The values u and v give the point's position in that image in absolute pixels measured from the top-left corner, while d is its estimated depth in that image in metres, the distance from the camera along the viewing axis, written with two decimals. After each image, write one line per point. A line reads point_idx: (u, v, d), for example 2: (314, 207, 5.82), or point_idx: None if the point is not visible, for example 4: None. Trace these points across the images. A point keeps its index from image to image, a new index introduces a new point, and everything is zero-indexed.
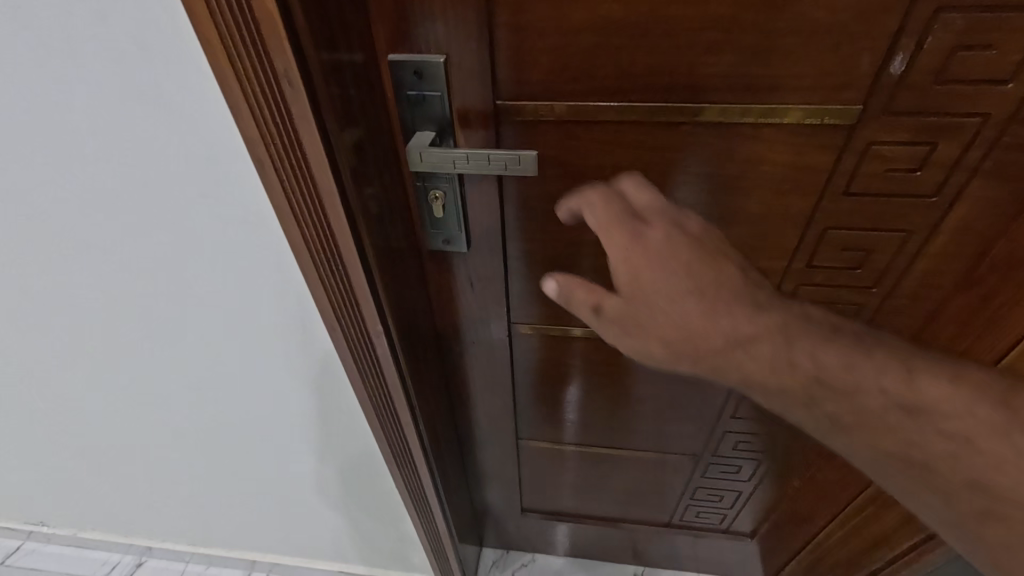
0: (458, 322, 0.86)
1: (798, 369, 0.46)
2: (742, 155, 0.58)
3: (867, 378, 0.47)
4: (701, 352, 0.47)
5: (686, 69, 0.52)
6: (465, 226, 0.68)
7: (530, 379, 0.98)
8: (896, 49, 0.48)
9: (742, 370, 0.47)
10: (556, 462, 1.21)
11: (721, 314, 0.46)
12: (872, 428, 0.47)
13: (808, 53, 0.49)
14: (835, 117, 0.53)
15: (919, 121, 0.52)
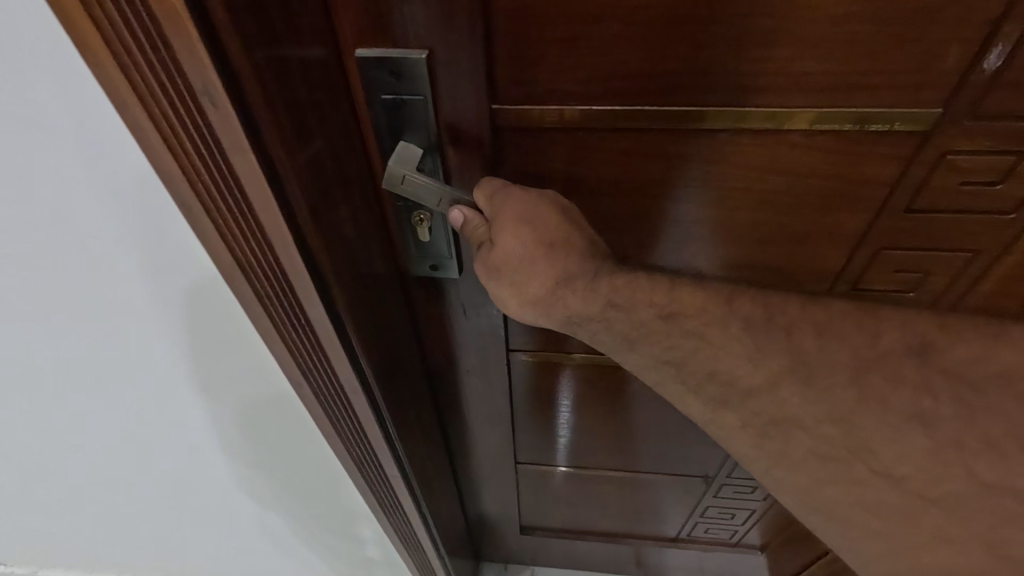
0: (450, 350, 0.76)
1: (596, 299, 0.44)
2: (789, 167, 0.48)
3: (641, 298, 0.44)
4: (537, 298, 0.45)
5: (729, 65, 0.42)
6: (456, 250, 0.57)
7: (532, 405, 0.89)
8: (996, 40, 0.38)
9: (571, 312, 0.46)
10: (558, 485, 1.14)
11: (560, 259, 0.43)
12: (652, 354, 0.48)
13: (884, 44, 0.40)
14: (906, 123, 0.44)
15: (1010, 126, 0.43)
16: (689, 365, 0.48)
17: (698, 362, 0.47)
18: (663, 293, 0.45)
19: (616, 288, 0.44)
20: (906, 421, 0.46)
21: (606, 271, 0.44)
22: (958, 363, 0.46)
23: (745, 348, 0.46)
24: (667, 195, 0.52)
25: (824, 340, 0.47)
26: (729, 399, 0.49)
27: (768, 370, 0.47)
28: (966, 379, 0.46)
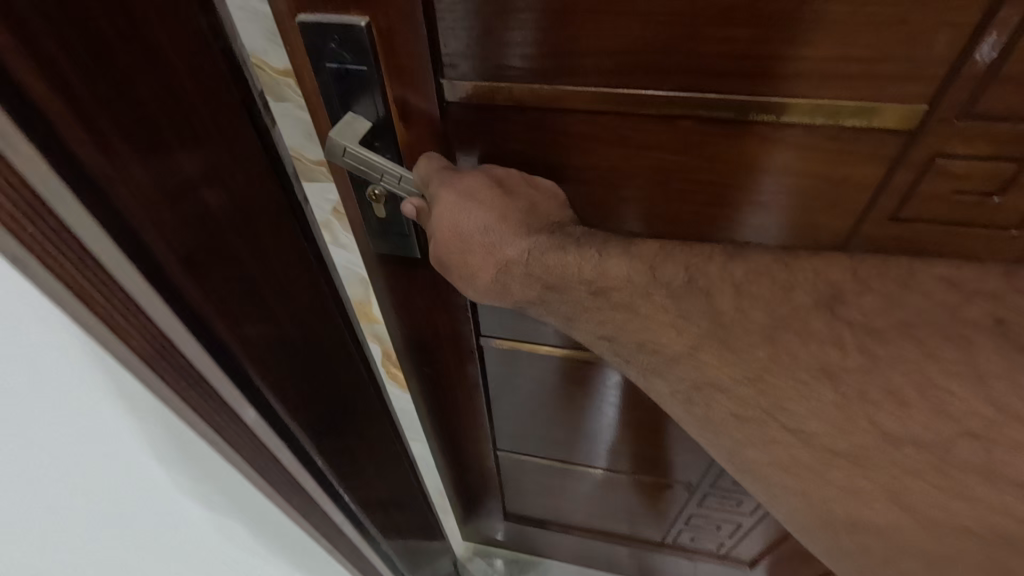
0: (459, 320, 0.68)
1: (533, 281, 0.44)
2: (760, 163, 0.44)
3: (570, 270, 0.42)
4: (482, 281, 0.45)
5: (688, 46, 0.39)
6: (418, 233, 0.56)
7: (554, 395, 0.82)
8: (992, 28, 0.33)
9: (514, 296, 0.45)
10: (556, 475, 1.08)
11: (498, 244, 0.43)
12: (588, 325, 0.44)
13: (861, 28, 0.35)
14: (890, 120, 0.39)
15: (1011, 129, 0.38)
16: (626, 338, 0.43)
17: (623, 326, 0.42)
18: (592, 261, 0.42)
19: (550, 264, 0.42)
20: (812, 376, 0.36)
21: (541, 250, 0.43)
22: (874, 313, 0.36)
23: (659, 308, 0.41)
24: (631, 184, 0.49)
25: (733, 293, 0.39)
26: (652, 363, 0.42)
27: (683, 329, 0.40)
28: (873, 329, 0.35)
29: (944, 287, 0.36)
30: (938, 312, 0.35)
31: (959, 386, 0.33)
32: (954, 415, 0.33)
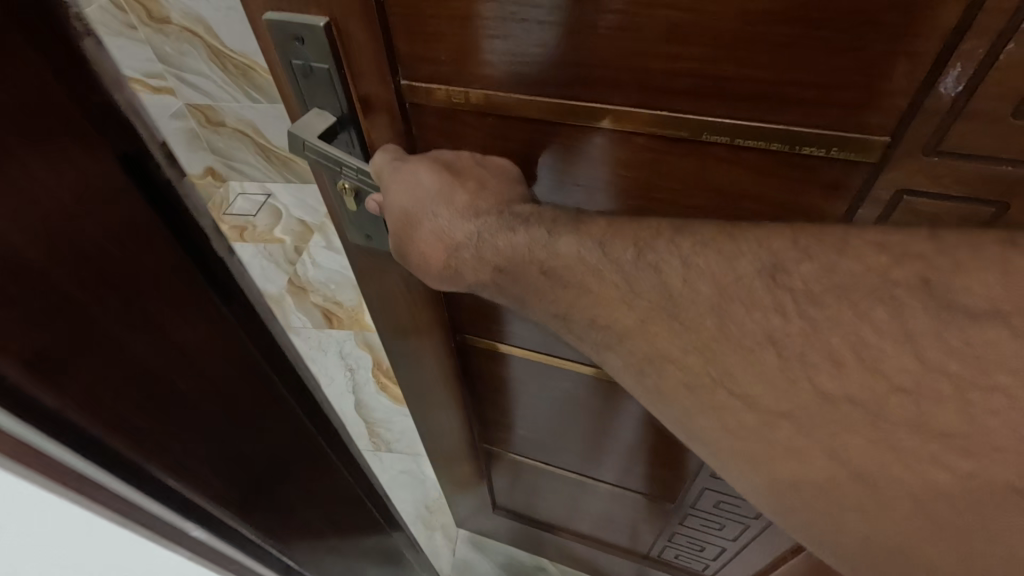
0: (493, 308, 0.68)
1: (485, 265, 0.41)
2: (709, 180, 0.47)
3: (523, 255, 0.40)
4: (438, 266, 0.43)
5: (639, 64, 0.42)
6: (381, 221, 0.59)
7: (575, 404, 0.80)
8: (950, 63, 0.35)
9: (468, 282, 0.43)
10: (553, 475, 1.06)
11: (443, 225, 0.42)
12: (543, 307, 0.41)
13: (800, 59, 0.38)
14: (843, 150, 0.42)
15: (970, 169, 0.40)
16: (581, 315, 0.39)
17: (575, 305, 0.39)
18: (541, 242, 0.39)
19: (502, 246, 0.40)
20: (755, 344, 0.33)
21: (492, 229, 0.40)
22: (813, 278, 0.32)
23: (609, 284, 0.37)
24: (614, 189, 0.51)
25: (679, 267, 0.35)
26: (607, 347, 0.38)
27: (638, 304, 0.36)
28: (812, 296, 0.32)
29: (874, 249, 0.31)
30: (872, 265, 0.31)
31: (890, 343, 0.30)
32: (917, 388, 0.29)
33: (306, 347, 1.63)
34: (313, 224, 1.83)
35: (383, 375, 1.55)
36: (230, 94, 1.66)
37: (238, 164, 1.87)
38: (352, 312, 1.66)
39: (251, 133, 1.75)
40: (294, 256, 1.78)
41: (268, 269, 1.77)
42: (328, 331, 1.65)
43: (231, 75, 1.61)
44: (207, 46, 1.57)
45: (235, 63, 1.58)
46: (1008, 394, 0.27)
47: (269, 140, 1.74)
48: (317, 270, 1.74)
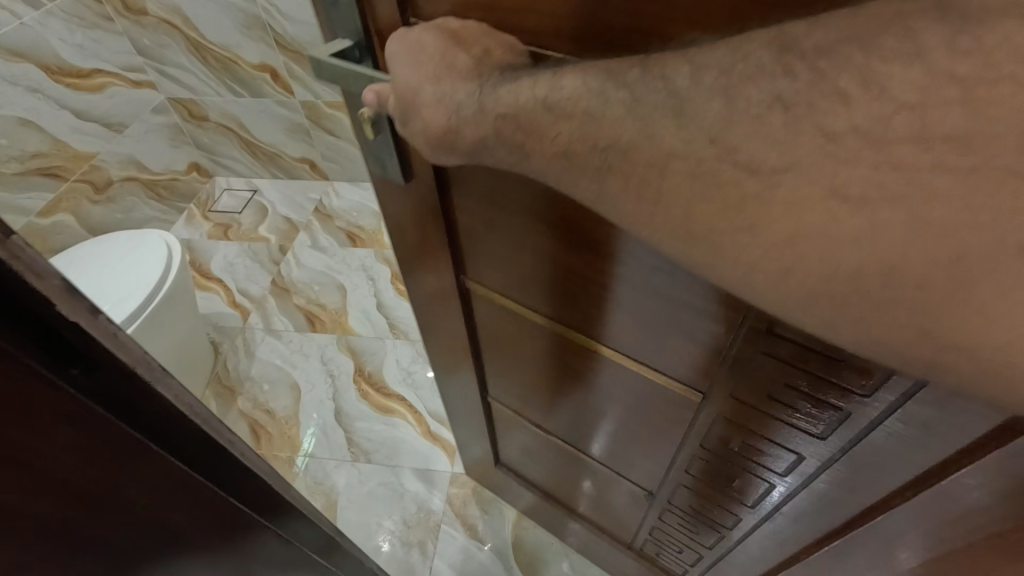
0: (499, 203, 0.50)
1: (487, 117, 0.35)
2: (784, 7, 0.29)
3: (525, 103, 0.33)
4: (437, 138, 0.39)
5: None
6: (400, 155, 0.52)
7: (597, 367, 0.61)
8: None
9: (470, 143, 0.37)
10: (543, 446, 0.88)
11: (447, 90, 0.37)
12: (546, 156, 0.33)
13: None
14: None
15: None
16: (578, 147, 0.31)
17: (576, 140, 0.31)
18: (546, 83, 0.33)
19: (504, 96, 0.34)
20: (764, 110, 0.26)
21: (495, 83, 0.35)
22: (823, 40, 0.25)
23: (616, 105, 0.30)
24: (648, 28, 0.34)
25: (686, 69, 0.28)
26: (612, 183, 0.31)
27: (618, 109, 0.30)
28: (820, 49, 0.25)
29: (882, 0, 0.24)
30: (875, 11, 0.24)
31: (899, 69, 0.23)
32: (907, 97, 0.23)
33: (288, 351, 1.49)
34: (299, 221, 1.81)
35: (365, 383, 1.41)
36: (213, 89, 1.69)
37: (224, 159, 1.90)
38: (336, 314, 1.55)
39: (236, 128, 1.80)
40: (278, 256, 1.71)
41: (252, 269, 1.68)
42: (311, 334, 1.51)
43: (213, 69, 1.63)
44: (187, 39, 1.57)
45: (216, 56, 1.60)
46: (1015, 78, 0.21)
47: (254, 134, 1.80)
48: (301, 270, 1.67)
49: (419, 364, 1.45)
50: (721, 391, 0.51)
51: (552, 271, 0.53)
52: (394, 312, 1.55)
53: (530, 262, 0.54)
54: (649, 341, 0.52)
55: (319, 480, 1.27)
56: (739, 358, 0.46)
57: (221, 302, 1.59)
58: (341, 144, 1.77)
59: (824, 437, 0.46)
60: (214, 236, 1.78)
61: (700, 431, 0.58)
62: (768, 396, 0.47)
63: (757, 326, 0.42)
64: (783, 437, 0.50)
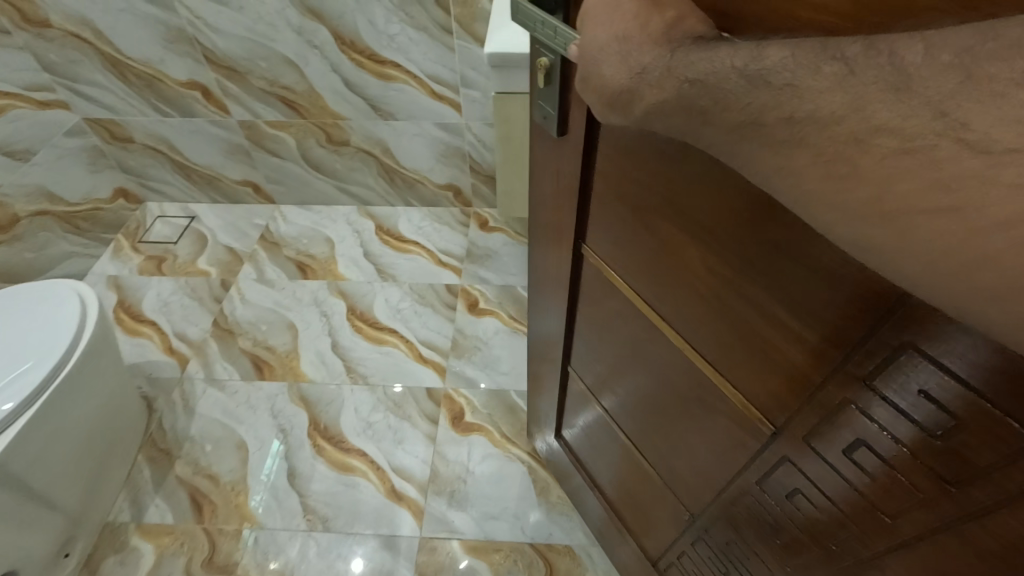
0: (633, 168, 0.51)
1: (671, 81, 0.33)
2: None
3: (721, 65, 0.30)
4: (614, 95, 0.38)
5: None
6: (559, 110, 0.55)
7: (677, 360, 0.59)
8: None
9: (645, 106, 0.35)
10: (598, 430, 0.86)
11: (634, 52, 0.35)
12: (730, 126, 0.30)
13: None
14: None
15: None
16: (771, 117, 0.28)
17: (772, 108, 0.27)
18: (746, 52, 0.29)
19: (694, 60, 0.32)
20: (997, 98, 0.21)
21: (690, 46, 0.33)
22: None
23: (824, 78, 0.25)
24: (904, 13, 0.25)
25: (916, 47, 0.23)
26: (799, 158, 0.27)
27: (824, 81, 0.25)
28: None
29: None
30: None
31: None
32: None
33: (232, 405, 1.27)
34: (243, 251, 1.64)
35: (320, 439, 1.21)
36: (136, 107, 1.51)
37: (156, 183, 1.73)
38: (286, 357, 1.36)
39: (166, 150, 1.63)
40: (220, 292, 1.52)
41: (190, 310, 1.48)
42: (257, 382, 1.31)
43: (135, 87, 1.46)
44: (101, 55, 1.39)
45: (136, 72, 1.43)
46: None
47: (188, 156, 1.65)
48: (245, 308, 1.48)
49: (381, 413, 1.24)
50: (795, 432, 0.47)
51: (669, 247, 0.52)
52: (352, 353, 1.36)
53: (646, 231, 0.54)
54: (744, 355, 0.49)
55: (270, 557, 1.05)
56: (822, 400, 0.43)
57: (153, 350, 1.38)
58: (289, 167, 1.65)
59: (889, 517, 0.41)
60: (145, 271, 1.59)
61: (758, 468, 0.54)
62: (841, 453, 0.43)
63: (853, 371, 0.39)
64: (846, 507, 0.45)
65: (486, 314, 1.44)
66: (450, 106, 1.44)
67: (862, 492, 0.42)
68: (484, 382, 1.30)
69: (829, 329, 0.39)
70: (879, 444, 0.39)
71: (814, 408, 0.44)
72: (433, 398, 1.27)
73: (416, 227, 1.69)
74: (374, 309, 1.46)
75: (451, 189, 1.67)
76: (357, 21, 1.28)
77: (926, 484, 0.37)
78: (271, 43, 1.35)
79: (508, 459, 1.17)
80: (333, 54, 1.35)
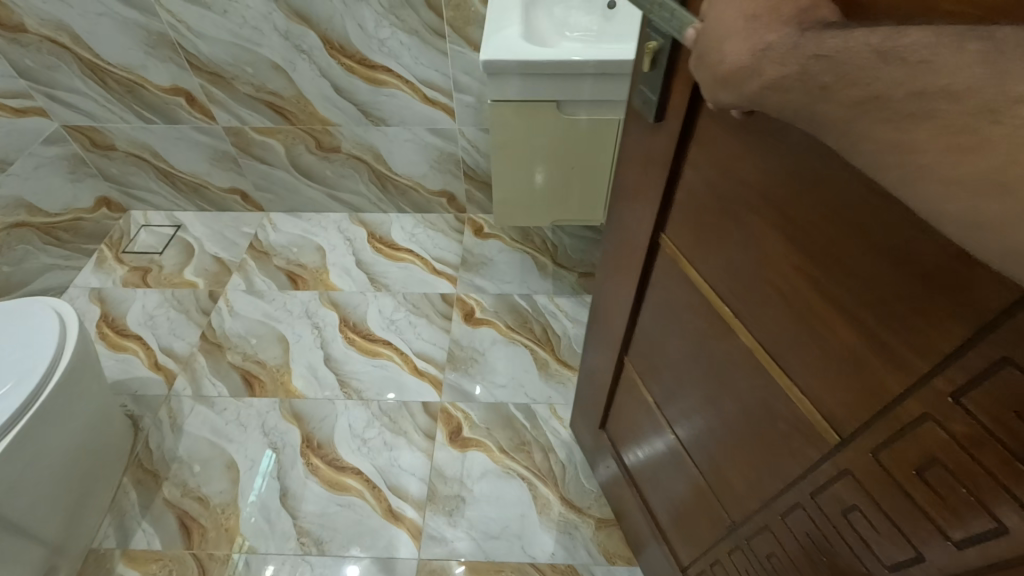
0: (724, 160, 0.50)
1: (796, 56, 0.29)
2: None
3: (850, 45, 0.27)
4: (728, 75, 0.34)
5: None
6: (662, 94, 0.54)
7: (740, 360, 0.58)
8: None
9: (763, 82, 0.32)
10: (640, 420, 0.87)
11: (761, 29, 0.32)
12: (845, 103, 0.27)
13: None
14: None
15: None
16: (896, 94, 0.25)
17: (897, 84, 0.25)
18: (883, 33, 0.26)
19: (827, 39, 0.28)
20: None
21: (818, 30, 0.29)
22: None
23: (970, 56, 0.23)
24: None
25: None
26: (917, 133, 0.24)
27: (965, 57, 0.23)
28: None
29: None
30: None
31: None
32: None
33: (221, 422, 1.23)
34: (231, 261, 1.59)
35: (313, 457, 1.17)
36: (118, 114, 1.46)
37: (139, 192, 1.69)
38: (277, 372, 1.32)
39: (149, 157, 1.58)
40: (208, 304, 1.48)
41: (177, 323, 1.44)
42: (247, 399, 1.27)
43: (115, 93, 1.41)
44: (79, 60, 1.34)
45: (116, 78, 1.38)
46: None
47: (172, 164, 1.60)
48: (234, 320, 1.43)
49: (376, 429, 1.21)
50: (863, 444, 0.46)
51: (750, 244, 0.51)
52: (345, 367, 1.32)
53: (729, 227, 0.53)
54: (817, 361, 0.48)
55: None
56: (898, 413, 0.42)
57: (139, 365, 1.34)
58: (277, 174, 1.61)
59: (955, 544, 0.40)
60: (130, 282, 1.54)
61: (814, 480, 0.53)
62: (914, 470, 0.42)
63: (939, 387, 0.38)
64: (908, 529, 0.44)
65: (482, 324, 1.40)
66: (443, 112, 1.41)
67: (930, 513, 0.41)
68: (481, 395, 1.26)
69: (919, 340, 0.38)
70: (960, 465, 0.38)
71: (888, 420, 0.43)
72: (429, 413, 1.24)
73: (409, 234, 1.65)
74: (368, 320, 1.42)
75: (444, 195, 1.64)
76: (346, 25, 1.25)
77: (1004, 512, 0.36)
78: (256, 48, 1.31)
79: (507, 475, 1.14)
80: (321, 59, 1.31)
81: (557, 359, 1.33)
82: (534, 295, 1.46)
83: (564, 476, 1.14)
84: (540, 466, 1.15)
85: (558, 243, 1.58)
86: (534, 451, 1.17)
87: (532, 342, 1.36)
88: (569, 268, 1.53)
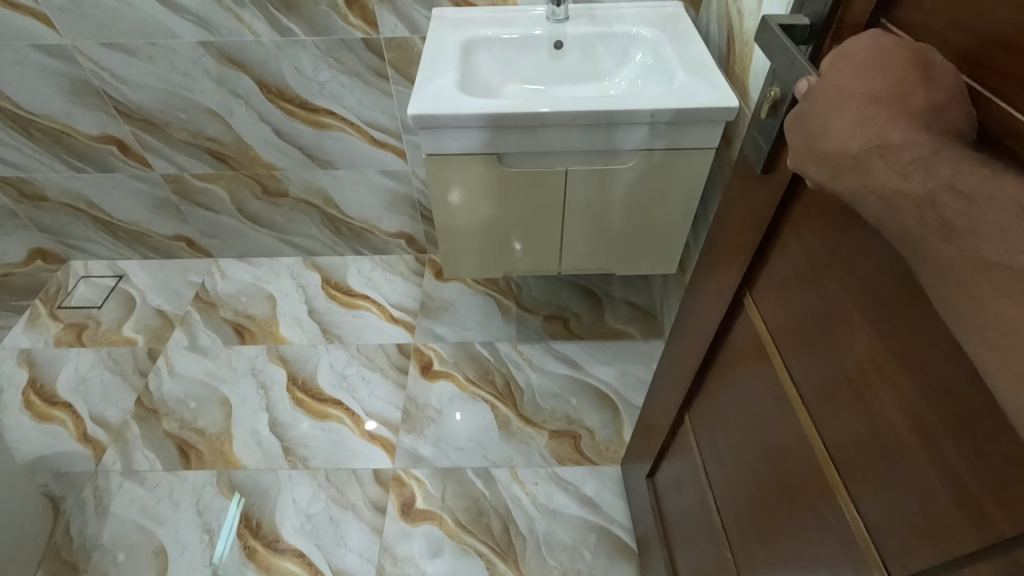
0: (816, 226, 0.43)
1: (925, 175, 0.25)
2: None
3: (993, 196, 0.23)
4: (827, 151, 0.31)
5: None
6: (774, 148, 0.47)
7: (796, 453, 0.50)
8: None
9: (870, 185, 0.28)
10: (686, 487, 0.79)
11: (884, 118, 0.28)
12: (973, 258, 0.23)
13: None
14: None
15: None
16: None
17: None
18: None
19: (970, 172, 0.24)
20: None
21: (958, 152, 0.25)
22: None
23: None
24: None
25: None
26: None
27: None
28: None
29: None
30: None
31: None
32: None
33: (152, 501, 1.13)
34: (174, 314, 1.49)
35: (252, 539, 1.07)
36: (46, 165, 1.37)
37: (78, 242, 1.59)
38: (216, 440, 1.22)
39: (86, 207, 1.49)
40: (146, 365, 1.37)
41: (111, 387, 1.33)
42: (182, 473, 1.17)
43: (42, 144, 1.32)
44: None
45: (40, 128, 1.29)
46: None
47: (110, 213, 1.50)
48: (173, 382, 1.33)
49: (321, 503, 1.11)
50: None
51: (829, 323, 0.43)
52: (291, 433, 1.22)
53: (807, 298, 0.46)
54: (876, 479, 0.39)
55: None
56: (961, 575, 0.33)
57: (65, 437, 1.23)
58: (222, 220, 1.52)
59: None
60: (63, 342, 1.44)
61: None
62: None
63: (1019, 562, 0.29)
64: None
65: (440, 377, 1.32)
66: (393, 154, 1.33)
67: None
68: (437, 460, 1.17)
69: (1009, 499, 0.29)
70: None
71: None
72: (380, 482, 1.14)
73: (366, 279, 1.56)
74: (318, 377, 1.33)
75: (403, 237, 1.56)
76: (283, 70, 1.18)
77: None
78: (189, 94, 1.23)
79: (463, 553, 1.05)
80: (259, 104, 1.24)
81: (520, 415, 1.24)
82: (498, 344, 1.38)
83: (525, 550, 1.05)
84: (498, 539, 1.06)
85: (523, 285, 1.51)
86: (492, 523, 1.08)
87: (492, 397, 1.28)
88: (534, 311, 1.45)
